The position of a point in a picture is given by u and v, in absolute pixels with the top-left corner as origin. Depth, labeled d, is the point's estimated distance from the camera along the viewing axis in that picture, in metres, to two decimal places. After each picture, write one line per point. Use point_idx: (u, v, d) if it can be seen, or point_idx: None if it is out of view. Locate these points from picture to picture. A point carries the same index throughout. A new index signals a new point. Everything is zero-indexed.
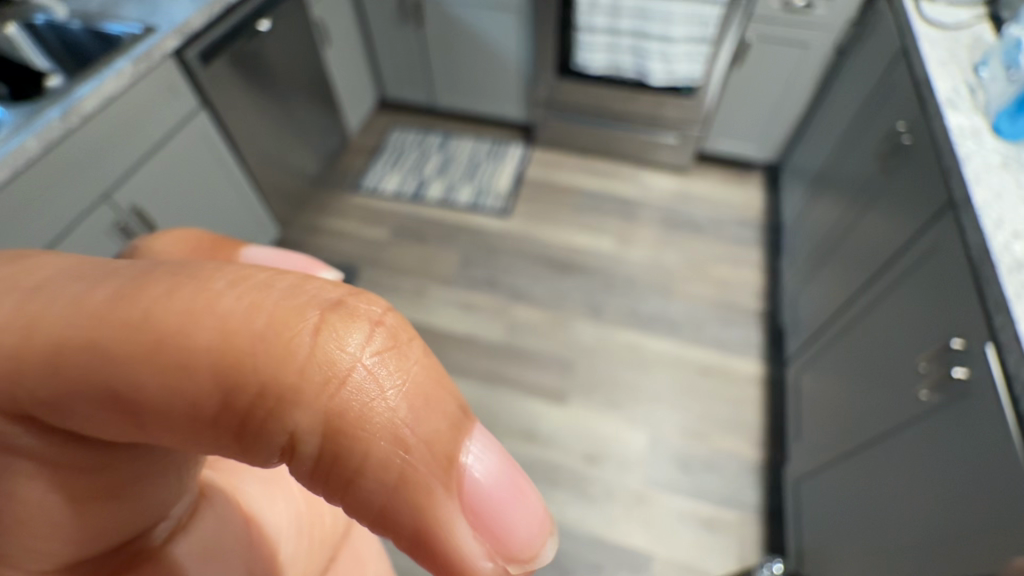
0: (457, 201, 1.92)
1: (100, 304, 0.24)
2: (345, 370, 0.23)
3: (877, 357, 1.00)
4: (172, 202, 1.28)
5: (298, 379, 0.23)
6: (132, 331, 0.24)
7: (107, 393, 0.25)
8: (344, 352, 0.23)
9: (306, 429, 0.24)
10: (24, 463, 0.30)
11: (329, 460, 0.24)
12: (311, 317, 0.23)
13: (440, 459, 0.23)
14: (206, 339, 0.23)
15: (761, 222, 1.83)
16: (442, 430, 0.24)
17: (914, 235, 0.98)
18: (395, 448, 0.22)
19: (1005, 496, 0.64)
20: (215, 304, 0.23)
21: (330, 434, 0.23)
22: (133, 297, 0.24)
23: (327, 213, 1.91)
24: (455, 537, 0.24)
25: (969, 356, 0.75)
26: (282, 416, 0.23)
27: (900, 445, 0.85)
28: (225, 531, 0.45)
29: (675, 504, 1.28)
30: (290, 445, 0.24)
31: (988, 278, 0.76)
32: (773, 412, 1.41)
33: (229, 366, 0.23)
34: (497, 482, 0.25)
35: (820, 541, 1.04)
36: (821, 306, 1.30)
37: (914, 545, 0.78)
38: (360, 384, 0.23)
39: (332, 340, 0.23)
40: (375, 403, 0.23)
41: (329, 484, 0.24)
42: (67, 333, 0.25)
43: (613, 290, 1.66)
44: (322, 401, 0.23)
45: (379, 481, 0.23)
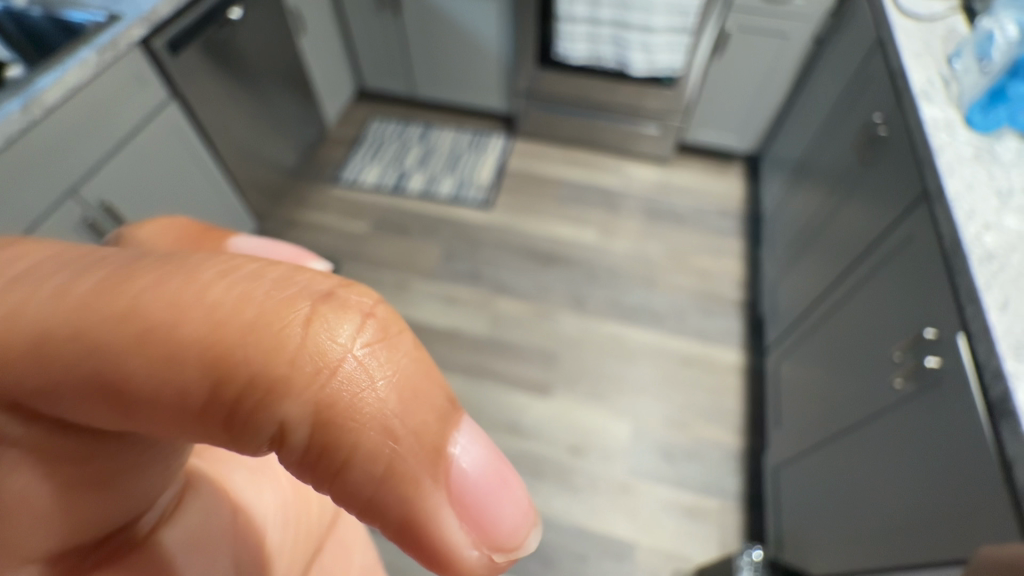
0: (438, 192, 1.89)
1: (89, 295, 0.24)
2: (335, 361, 0.22)
3: (853, 344, 1.02)
4: (143, 196, 1.24)
5: (288, 369, 0.22)
6: (123, 322, 0.23)
7: (94, 381, 0.24)
8: (334, 344, 0.22)
9: (294, 420, 0.23)
10: (13, 454, 0.28)
11: (318, 451, 0.23)
12: (301, 308, 0.23)
13: (429, 449, 0.23)
14: (196, 329, 0.22)
15: (742, 213, 1.84)
16: (432, 418, 0.23)
17: (889, 226, 0.99)
18: (384, 438, 0.22)
19: (976, 481, 0.66)
20: (205, 294, 0.23)
21: (320, 424, 0.22)
22: (122, 285, 0.24)
23: (306, 206, 1.88)
24: (442, 528, 0.24)
25: (940, 346, 0.77)
26: (268, 408, 0.22)
27: (876, 432, 0.88)
28: (211, 523, 0.43)
29: (659, 493, 1.29)
30: (278, 436, 0.23)
31: (960, 269, 0.78)
32: (753, 400, 1.44)
33: (219, 356, 0.22)
34: (484, 474, 0.25)
35: (799, 526, 1.07)
36: (800, 296, 1.32)
37: (888, 529, 0.80)
38: (350, 375, 0.22)
39: (322, 330, 0.22)
40: (365, 394, 0.22)
41: (316, 474, 0.23)
42: (57, 322, 0.24)
43: (596, 282, 1.66)
44: (312, 391, 0.22)
45: (368, 471, 0.22)
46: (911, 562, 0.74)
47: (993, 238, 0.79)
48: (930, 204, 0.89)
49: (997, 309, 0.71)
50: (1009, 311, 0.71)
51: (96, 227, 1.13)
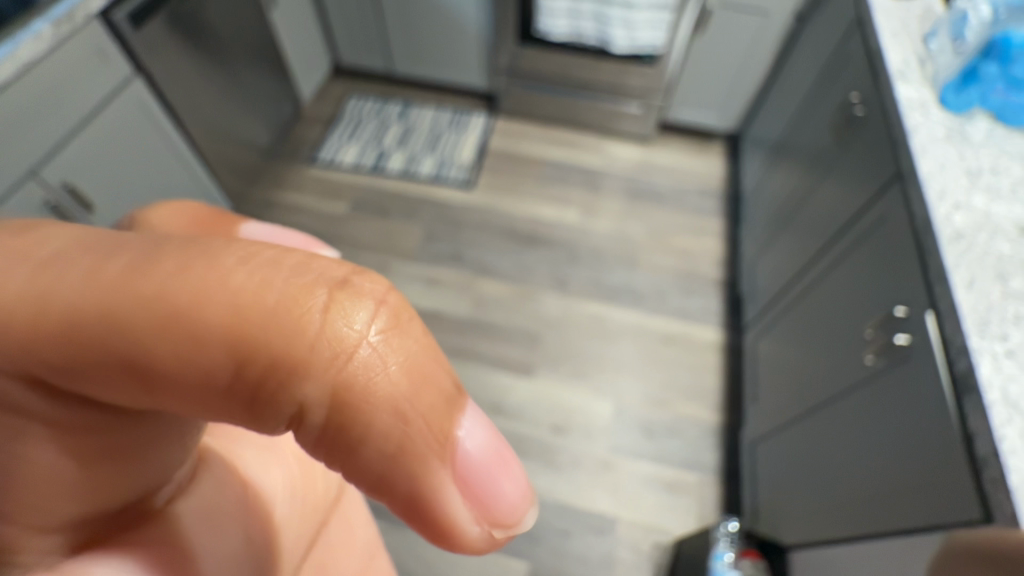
0: (418, 172, 1.87)
1: (115, 279, 0.22)
2: (351, 346, 0.22)
3: (828, 321, 1.04)
4: (110, 178, 1.20)
5: (307, 355, 0.22)
6: (146, 305, 0.22)
7: (110, 361, 0.24)
8: (350, 330, 0.22)
9: (312, 402, 0.22)
10: (35, 426, 0.27)
11: (333, 432, 0.22)
12: (319, 295, 0.22)
13: (436, 430, 0.23)
14: (219, 314, 0.22)
15: (722, 192, 1.86)
16: (439, 400, 0.23)
17: (864, 207, 1.01)
18: (396, 421, 0.22)
19: (940, 453, 0.69)
20: (227, 280, 0.22)
21: (335, 406, 0.22)
22: (136, 263, 0.23)
23: (282, 187, 1.83)
24: (447, 505, 0.24)
25: (910, 323, 0.80)
26: (283, 391, 0.22)
27: (848, 405, 0.90)
28: (222, 499, 0.42)
29: (639, 469, 1.33)
30: (297, 417, 0.23)
31: (930, 248, 0.80)
32: (731, 376, 1.47)
33: (242, 341, 0.21)
34: (489, 454, 0.25)
35: (775, 497, 1.10)
36: (777, 275, 1.34)
37: (857, 499, 0.83)
38: (366, 362, 0.21)
39: (339, 317, 0.22)
40: (378, 378, 0.22)
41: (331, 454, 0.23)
42: (76, 301, 0.23)
43: (579, 262, 1.67)
44: (330, 376, 0.22)
45: (378, 452, 0.22)
46: (876, 529, 0.78)
47: (963, 217, 0.81)
48: (904, 184, 0.90)
49: (963, 288, 0.74)
50: (974, 289, 0.73)
51: (62, 211, 1.09)
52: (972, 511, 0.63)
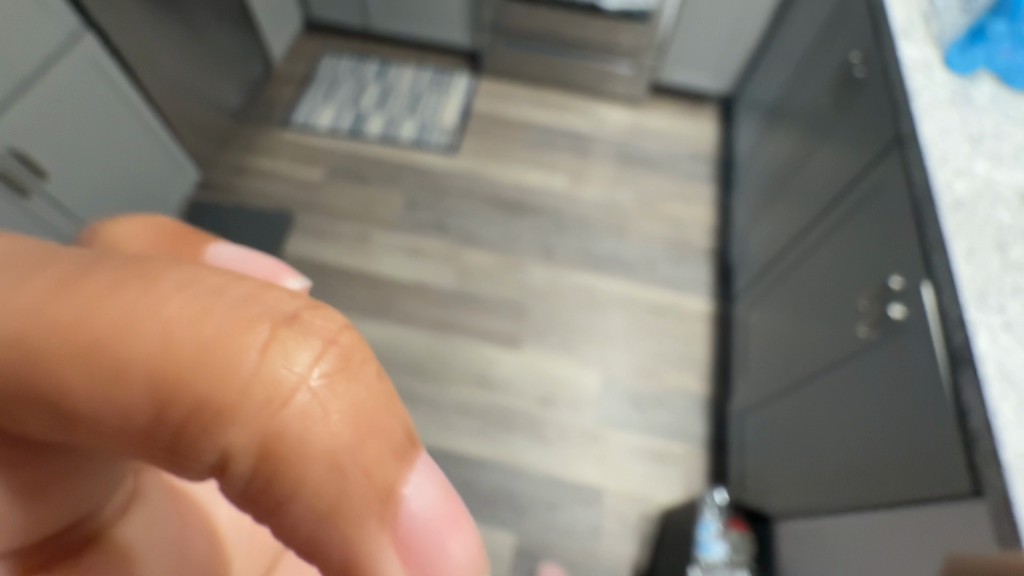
0: (398, 137, 1.78)
1: (49, 303, 0.24)
2: (288, 391, 0.23)
3: (820, 293, 1.02)
4: (65, 144, 1.12)
5: (237, 398, 0.22)
6: (74, 332, 0.24)
7: (53, 390, 0.25)
8: (289, 372, 0.23)
9: (240, 448, 0.23)
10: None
11: (264, 482, 0.24)
12: (261, 332, 0.23)
13: (375, 484, 0.24)
14: (149, 348, 0.23)
15: (714, 157, 1.81)
16: (378, 455, 0.24)
17: (859, 175, 0.98)
18: (330, 472, 0.23)
19: (930, 426, 0.69)
20: (161, 309, 0.23)
21: (266, 452, 0.23)
22: (80, 292, 0.24)
23: (253, 151, 1.73)
24: (380, 569, 0.25)
25: (904, 295, 0.78)
26: (215, 433, 0.23)
27: (839, 378, 0.90)
28: (160, 526, 0.47)
29: (627, 440, 1.33)
30: (223, 461, 0.24)
31: (928, 217, 0.77)
32: (720, 347, 1.46)
33: (170, 376, 0.23)
34: (433, 515, 0.26)
35: (763, 467, 1.11)
36: (769, 244, 1.32)
37: (845, 472, 0.83)
38: (303, 408, 0.23)
39: (279, 357, 0.23)
40: (314, 427, 0.23)
41: (261, 501, 0.24)
42: (16, 323, 0.25)
43: (567, 231, 1.62)
44: (260, 422, 0.23)
45: (311, 503, 0.23)
46: (864, 500, 0.78)
47: (963, 184, 0.79)
48: (903, 150, 0.87)
49: (962, 258, 0.71)
50: (974, 259, 0.71)
51: (10, 178, 1.02)
52: (962, 484, 0.63)
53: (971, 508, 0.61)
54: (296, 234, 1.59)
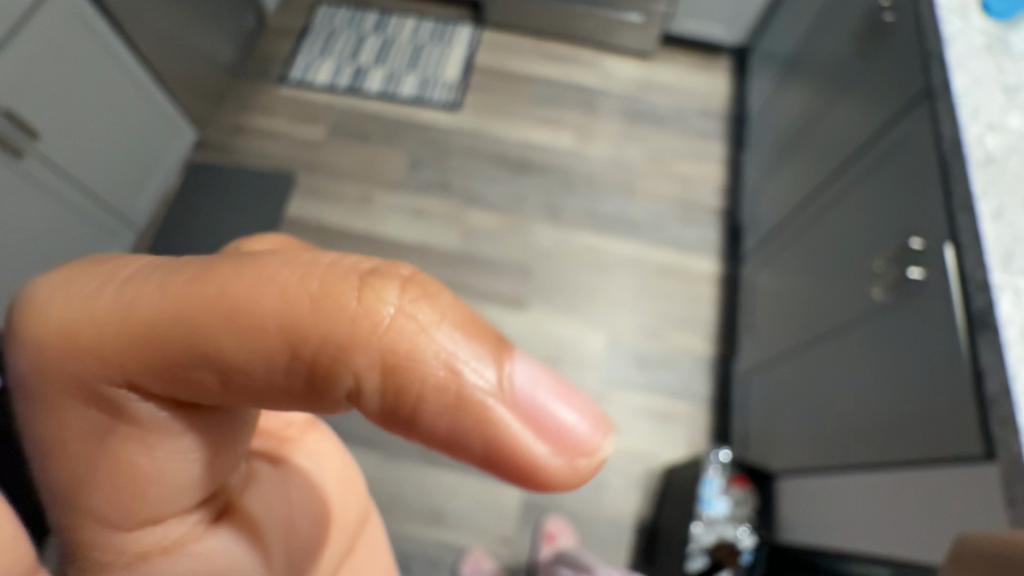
0: (399, 93, 1.72)
1: (182, 288, 0.26)
2: (386, 317, 0.24)
3: (834, 253, 1.00)
4: (55, 102, 1.08)
5: (351, 333, 0.24)
6: (211, 308, 0.25)
7: (184, 361, 0.27)
8: (382, 304, 0.24)
9: (365, 371, 0.24)
10: (127, 428, 0.30)
11: (393, 395, 0.24)
12: (352, 280, 0.24)
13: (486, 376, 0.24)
14: (274, 306, 0.24)
15: (725, 112, 1.74)
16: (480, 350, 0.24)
17: (881, 129, 0.94)
18: (447, 372, 0.23)
19: (943, 389, 0.67)
20: (275, 277, 0.25)
21: (388, 375, 0.24)
22: (204, 279, 0.26)
23: (250, 109, 1.68)
24: (519, 443, 0.24)
25: (924, 256, 0.75)
26: (344, 365, 0.24)
27: (851, 340, 0.88)
28: (277, 497, 0.44)
29: (632, 400, 1.33)
30: (357, 390, 0.25)
31: (955, 175, 0.74)
32: (727, 308, 1.45)
33: (295, 327, 0.24)
34: (550, 395, 0.25)
35: (766, 426, 1.12)
36: (782, 203, 1.28)
37: (851, 433, 0.83)
38: (402, 327, 0.23)
39: (372, 295, 0.24)
40: (419, 338, 0.23)
41: (398, 421, 0.25)
42: (152, 313, 0.26)
43: (573, 189, 1.58)
44: (375, 345, 0.24)
45: (437, 403, 0.24)
46: (869, 460, 0.78)
47: (995, 139, 0.75)
48: (931, 103, 0.82)
49: (988, 218, 0.69)
50: (1001, 220, 0.68)
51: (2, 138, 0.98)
52: (972, 446, 0.62)
53: (984, 472, 0.62)
54: (297, 195, 1.57)
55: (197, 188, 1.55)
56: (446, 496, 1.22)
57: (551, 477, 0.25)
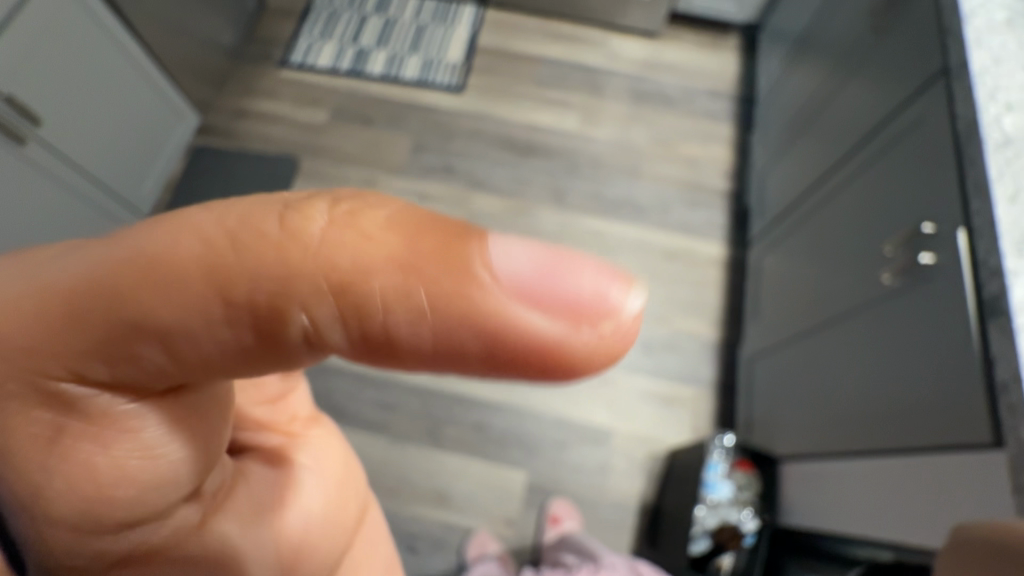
0: (402, 75, 1.69)
1: (109, 259, 0.25)
2: (315, 233, 0.22)
3: (843, 237, 0.99)
4: (56, 87, 1.08)
5: (285, 263, 0.22)
6: (141, 273, 0.24)
7: (127, 335, 0.26)
8: (311, 221, 0.23)
9: (314, 301, 0.23)
10: (78, 424, 0.29)
11: (354, 318, 0.23)
12: (273, 207, 0.23)
13: (452, 266, 0.21)
14: (196, 253, 0.23)
15: (734, 93, 1.71)
16: (440, 240, 0.21)
17: (895, 109, 0.92)
18: (398, 277, 0.21)
19: (952, 377, 0.67)
20: (191, 222, 0.24)
21: (339, 296, 0.22)
22: (124, 245, 0.25)
23: (251, 92, 1.67)
24: (520, 323, 0.21)
25: (937, 241, 0.74)
26: (294, 301, 0.23)
27: (858, 325, 0.88)
28: (259, 502, 0.43)
29: (637, 384, 1.33)
30: (314, 325, 0.23)
31: (972, 157, 0.72)
32: (733, 292, 1.44)
33: (221, 269, 0.23)
34: (544, 268, 0.22)
35: (770, 411, 1.12)
36: (790, 186, 1.26)
37: (858, 419, 0.83)
38: (337, 240, 0.22)
39: (298, 217, 0.23)
40: (358, 247, 0.22)
41: (373, 347, 0.23)
42: (82, 287, 0.25)
43: (578, 172, 1.57)
44: (316, 269, 0.22)
45: (405, 310, 0.22)
46: (876, 446, 0.78)
47: (1015, 119, 0.71)
48: (949, 82, 0.80)
49: (1005, 202, 0.66)
50: (1018, 205, 0.66)
51: (4, 125, 0.97)
52: (983, 435, 0.62)
53: (989, 461, 0.61)
54: (301, 179, 1.56)
55: (200, 173, 1.55)
56: (451, 478, 1.24)
57: (574, 358, 0.22)
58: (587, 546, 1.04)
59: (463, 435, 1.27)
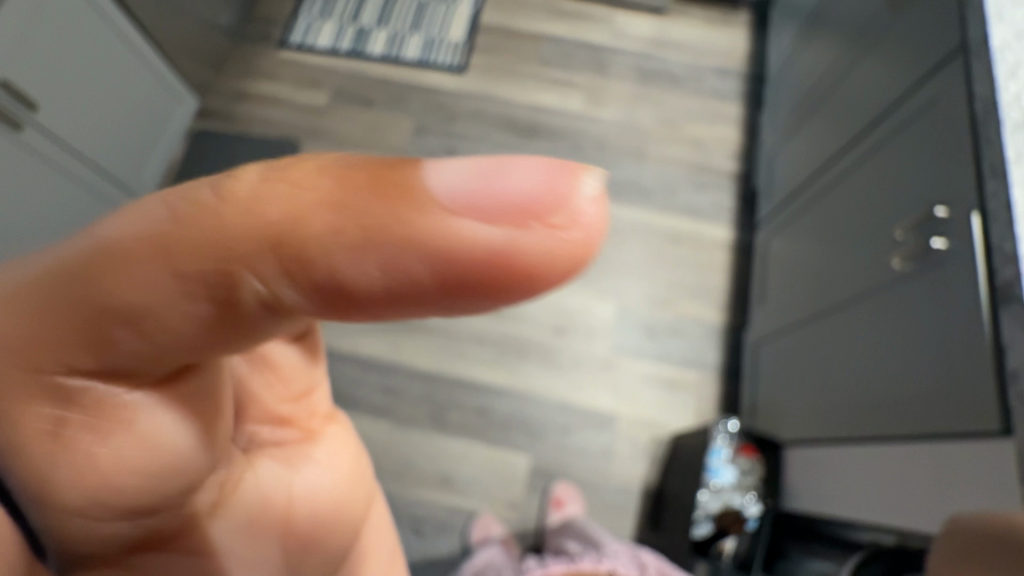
0: (403, 55, 1.66)
1: (67, 258, 0.24)
2: (249, 192, 0.21)
3: (853, 219, 0.97)
4: (51, 71, 1.06)
5: (229, 228, 0.22)
6: (101, 264, 0.23)
7: (98, 327, 0.24)
8: (243, 181, 0.22)
9: (263, 262, 0.22)
10: (78, 415, 0.28)
11: (306, 270, 0.21)
12: (209, 179, 0.22)
13: (384, 195, 0.20)
14: (148, 232, 0.23)
15: (743, 71, 1.66)
16: (367, 167, 0.20)
17: (909, 87, 0.89)
18: (334, 217, 0.20)
19: (961, 364, 0.66)
20: (139, 207, 0.23)
21: (283, 250, 0.21)
22: (77, 241, 0.24)
23: (250, 74, 1.64)
24: (460, 238, 0.20)
25: (949, 225, 0.72)
26: (245, 268, 0.22)
27: (866, 310, 0.86)
28: (266, 498, 0.40)
29: (641, 368, 1.33)
30: (271, 289, 0.22)
31: (989, 138, 0.69)
32: (739, 276, 1.42)
33: (176, 244, 0.22)
34: (479, 176, 0.20)
35: (775, 395, 1.11)
36: (799, 167, 1.24)
37: (865, 404, 0.82)
38: (269, 194, 0.21)
39: (232, 181, 0.22)
40: (290, 196, 0.21)
41: (331, 300, 0.22)
42: (44, 288, 0.25)
43: (582, 154, 1.54)
44: (257, 228, 0.21)
45: (345, 246, 0.20)
46: (880, 433, 0.78)
47: None
48: (967, 59, 0.78)
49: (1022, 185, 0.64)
50: None
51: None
52: (991, 423, 0.61)
53: (997, 447, 0.60)
54: None
55: (201, 157, 1.54)
56: (455, 462, 1.25)
57: (529, 262, 0.20)
58: (592, 530, 1.06)
59: (467, 420, 1.28)
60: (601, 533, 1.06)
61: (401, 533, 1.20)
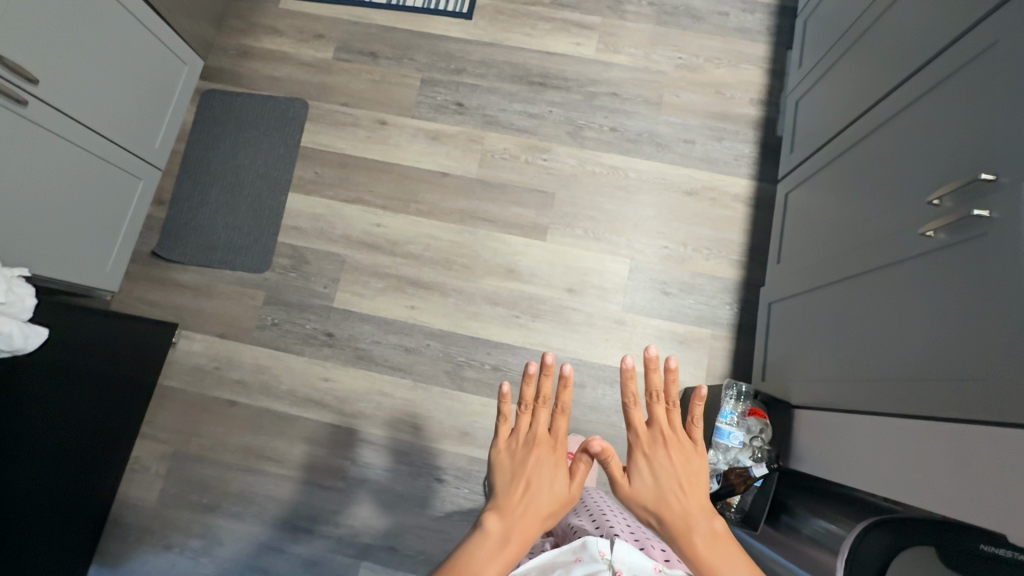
0: (406, 2, 1.57)
1: (557, 452, 0.67)
2: (555, 408, 0.72)
3: (886, 177, 0.91)
4: (43, 42, 1.06)
5: (558, 411, 0.71)
6: (561, 443, 0.68)
7: (561, 450, 0.68)
8: (551, 406, 0.72)
9: (558, 412, 0.71)
10: (561, 467, 0.65)
11: (562, 407, 0.71)
12: (547, 410, 0.71)
13: (556, 388, 0.73)
14: (559, 427, 0.70)
15: (772, 4, 1.53)
16: (549, 390, 0.72)
17: (962, 26, 0.80)
18: (555, 397, 0.72)
19: (996, 346, 0.64)
20: (554, 430, 0.69)
21: (559, 404, 0.72)
22: (559, 452, 0.67)
23: (251, 28, 1.60)
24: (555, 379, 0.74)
25: (996, 193, 0.68)
26: (560, 417, 0.71)
27: (896, 278, 0.83)
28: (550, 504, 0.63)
29: (653, 325, 1.34)
30: (560, 409, 0.72)
31: None
32: (758, 230, 1.39)
33: (559, 422, 0.70)
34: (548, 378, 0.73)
35: (787, 356, 1.11)
36: (825, 115, 1.17)
37: (889, 375, 0.80)
38: (552, 399, 0.72)
39: (553, 407, 0.72)
40: (555, 396, 0.72)
41: (562, 407, 0.72)
42: (560, 462, 0.66)
43: (596, 104, 1.47)
44: (560, 408, 0.71)
45: (561, 399, 0.72)
46: (902, 412, 0.77)
47: None
48: None
49: None
50: None
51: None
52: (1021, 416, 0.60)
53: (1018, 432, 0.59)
54: (310, 123, 1.52)
55: (211, 119, 1.54)
56: (475, 418, 1.31)
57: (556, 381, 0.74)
58: (600, 515, 0.92)
59: (483, 377, 1.33)
60: (609, 517, 0.91)
61: (426, 480, 1.29)
